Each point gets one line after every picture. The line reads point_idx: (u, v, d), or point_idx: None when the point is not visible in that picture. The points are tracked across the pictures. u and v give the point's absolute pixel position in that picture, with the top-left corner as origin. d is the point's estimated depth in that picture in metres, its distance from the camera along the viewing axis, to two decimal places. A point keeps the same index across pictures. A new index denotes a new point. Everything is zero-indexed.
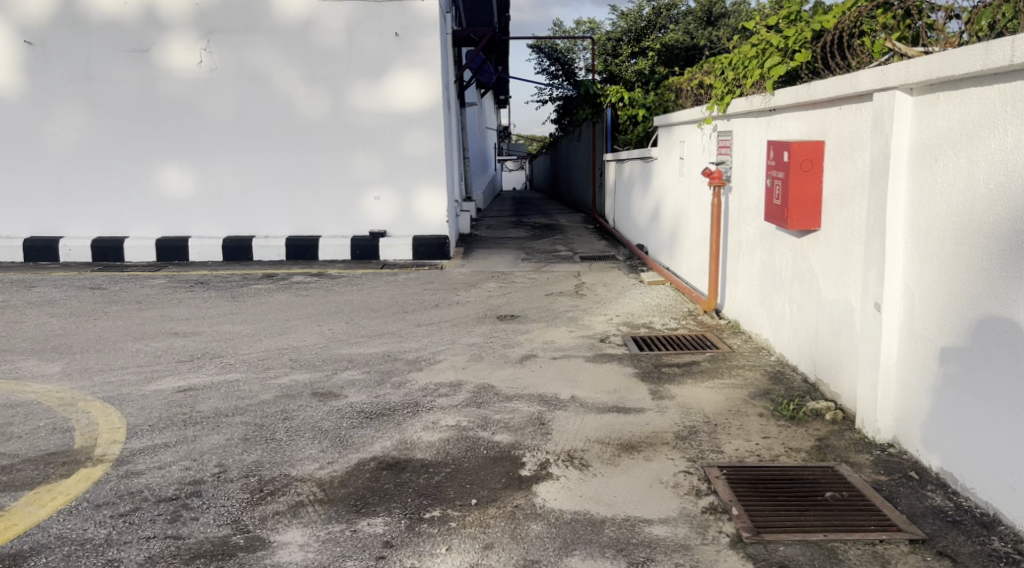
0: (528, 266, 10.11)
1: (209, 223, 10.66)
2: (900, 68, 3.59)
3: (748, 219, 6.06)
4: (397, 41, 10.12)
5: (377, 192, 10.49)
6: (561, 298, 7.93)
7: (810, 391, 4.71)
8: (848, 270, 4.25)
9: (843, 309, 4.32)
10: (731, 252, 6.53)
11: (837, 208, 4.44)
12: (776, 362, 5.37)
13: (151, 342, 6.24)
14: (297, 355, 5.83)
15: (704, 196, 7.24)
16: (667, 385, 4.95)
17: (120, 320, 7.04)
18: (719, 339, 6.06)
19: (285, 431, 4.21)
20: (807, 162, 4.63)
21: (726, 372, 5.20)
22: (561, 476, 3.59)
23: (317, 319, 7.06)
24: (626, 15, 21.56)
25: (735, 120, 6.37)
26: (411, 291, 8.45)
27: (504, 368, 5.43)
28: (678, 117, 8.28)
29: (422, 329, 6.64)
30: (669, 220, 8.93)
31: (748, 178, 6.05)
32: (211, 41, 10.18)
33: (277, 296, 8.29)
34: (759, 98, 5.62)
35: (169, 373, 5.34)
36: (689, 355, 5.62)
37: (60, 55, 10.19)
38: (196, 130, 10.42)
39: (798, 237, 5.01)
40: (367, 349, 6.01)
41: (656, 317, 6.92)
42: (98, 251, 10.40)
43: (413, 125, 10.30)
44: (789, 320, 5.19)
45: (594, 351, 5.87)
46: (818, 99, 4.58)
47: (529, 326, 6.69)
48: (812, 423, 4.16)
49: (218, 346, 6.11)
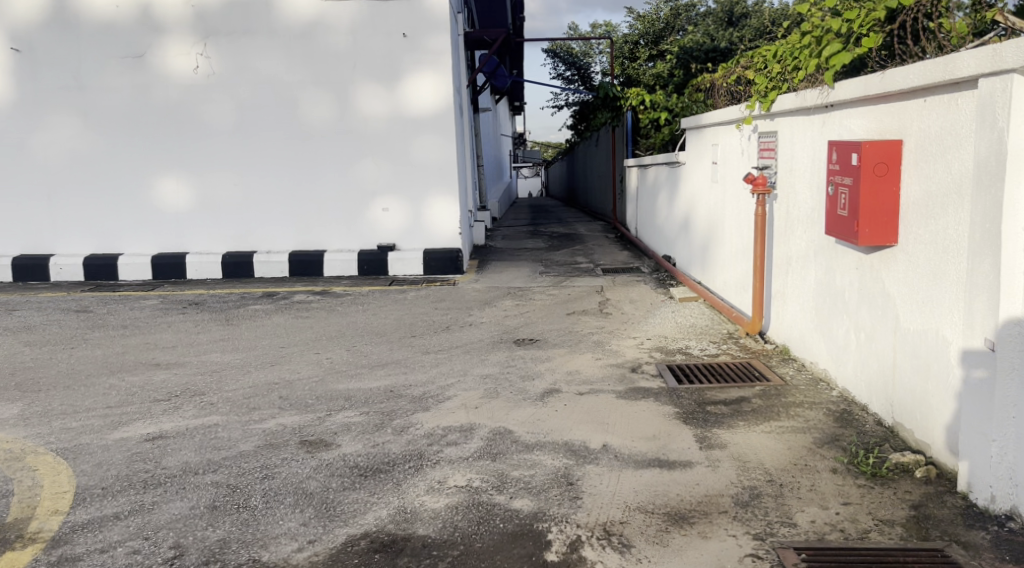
0: (547, 280, 9.40)
1: (208, 238, 10.02)
2: (1020, 45, 2.85)
3: (800, 230, 5.32)
4: (405, 41, 9.47)
5: (386, 202, 9.81)
6: (584, 318, 7.20)
7: (887, 437, 3.95)
8: (941, 294, 3.52)
9: (933, 342, 3.59)
10: (777, 268, 5.78)
11: (921, 220, 3.71)
12: (841, 398, 4.60)
13: (128, 376, 5.58)
14: (289, 392, 5.13)
15: (744, 204, 6.50)
16: (716, 430, 4.20)
17: (99, 349, 6.39)
18: (768, 369, 5.31)
19: (262, 496, 3.52)
20: (883, 166, 3.91)
21: (782, 412, 4.44)
22: (598, 562, 2.88)
23: (315, 346, 6.38)
24: (643, 17, 21.87)
25: (780, 119, 5.64)
26: (420, 312, 7.76)
27: (524, 407, 4.70)
28: (710, 118, 7.57)
29: (431, 357, 5.93)
30: (701, 229, 8.19)
31: (799, 186, 5.32)
32: (209, 44, 9.58)
33: (275, 319, 7.61)
34: (814, 93, 4.88)
35: (140, 417, 4.66)
36: (736, 390, 4.87)
37: (51, 61, 9.62)
38: (194, 138, 9.79)
39: (866, 252, 4.27)
40: (368, 383, 5.31)
41: (692, 341, 6.19)
42: (91, 269, 9.82)
43: (423, 130, 9.64)
44: (855, 350, 4.45)
45: (626, 383, 5.13)
46: (900, 90, 3.81)
47: (551, 353, 5.97)
48: (901, 483, 3.43)
49: (202, 381, 5.43)
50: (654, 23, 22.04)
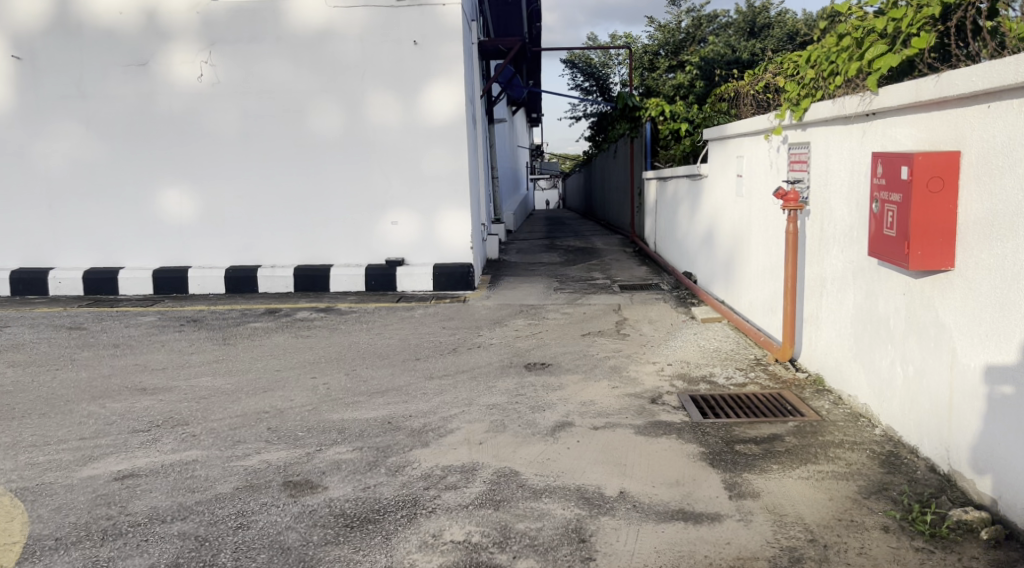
0: (562, 297, 8.97)
1: (211, 251, 9.68)
2: None
3: (835, 249, 4.88)
4: (416, 49, 9.11)
5: (396, 216, 9.44)
6: (600, 340, 6.76)
7: (943, 487, 3.51)
8: (1011, 329, 3.08)
9: (1001, 383, 3.14)
10: (809, 290, 5.33)
11: (985, 244, 3.27)
12: (885, 438, 4.14)
13: (110, 402, 5.20)
14: (279, 423, 4.74)
15: (773, 220, 6.06)
16: (747, 475, 3.74)
17: (84, 372, 6.02)
18: (801, 402, 4.84)
19: (232, 552, 3.14)
20: (937, 180, 3.48)
21: (820, 454, 3.98)
22: None
23: (311, 370, 5.98)
24: (664, 27, 21.77)
25: (813, 129, 5.20)
26: (427, 331, 7.35)
27: (533, 444, 4.27)
28: (735, 128, 7.13)
29: (435, 384, 5.51)
30: (725, 246, 7.74)
31: (835, 201, 4.88)
32: (214, 52, 9.28)
33: (274, 338, 7.23)
34: (853, 100, 4.44)
35: (113, 451, 4.27)
36: (768, 427, 4.41)
37: (53, 70, 9.36)
38: (197, 149, 9.47)
39: (915, 276, 3.81)
40: (365, 413, 4.90)
41: (716, 368, 5.73)
42: (90, 283, 9.50)
43: (434, 141, 9.26)
44: (901, 385, 4.00)
45: (646, 417, 4.69)
46: (959, 94, 3.37)
47: (563, 380, 5.53)
48: (965, 548, 3.00)
49: (187, 409, 5.04)
50: (674, 34, 21.96)
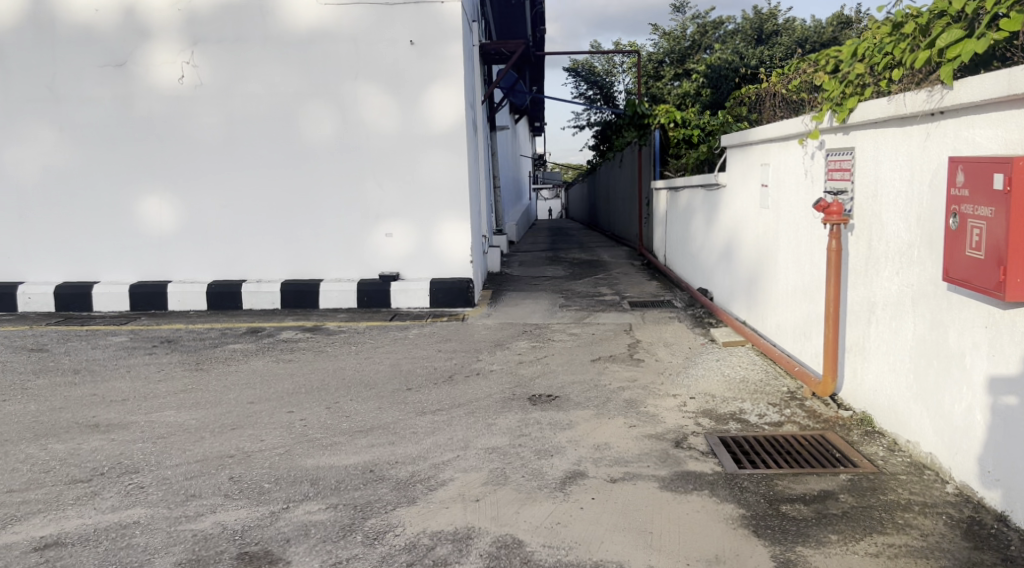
0: (568, 315, 8.28)
1: (194, 265, 9.02)
2: None
3: (887, 269, 4.22)
4: (413, 49, 8.49)
5: (390, 227, 8.79)
6: (613, 367, 6.07)
7: None
8: None
9: None
10: (853, 316, 4.65)
11: None
12: (960, 497, 3.48)
13: (54, 442, 4.54)
14: (244, 470, 4.07)
15: (808, 235, 5.39)
16: (802, 550, 3.10)
17: (33, 403, 5.35)
18: (851, 448, 4.16)
19: None
20: None
21: (887, 520, 3.32)
22: None
23: (289, 402, 5.31)
24: (670, 35, 21.19)
25: (859, 133, 4.54)
26: (421, 355, 6.68)
27: (540, 501, 3.62)
28: (761, 132, 6.46)
29: (427, 421, 4.83)
30: (748, 261, 7.05)
31: (887, 214, 4.23)
32: (198, 52, 8.65)
33: (253, 362, 6.55)
34: (916, 96, 3.78)
35: (41, 509, 3.60)
36: (816, 480, 3.75)
37: (24, 70, 8.72)
38: (178, 155, 8.83)
39: (1005, 307, 3.16)
40: (345, 458, 4.24)
41: (746, 402, 5.06)
42: (63, 298, 8.84)
43: (431, 147, 8.63)
44: (981, 437, 3.34)
45: (671, 465, 4.02)
46: None
47: (573, 417, 4.85)
48: None
49: (141, 452, 4.37)
50: (679, 41, 21.33)
